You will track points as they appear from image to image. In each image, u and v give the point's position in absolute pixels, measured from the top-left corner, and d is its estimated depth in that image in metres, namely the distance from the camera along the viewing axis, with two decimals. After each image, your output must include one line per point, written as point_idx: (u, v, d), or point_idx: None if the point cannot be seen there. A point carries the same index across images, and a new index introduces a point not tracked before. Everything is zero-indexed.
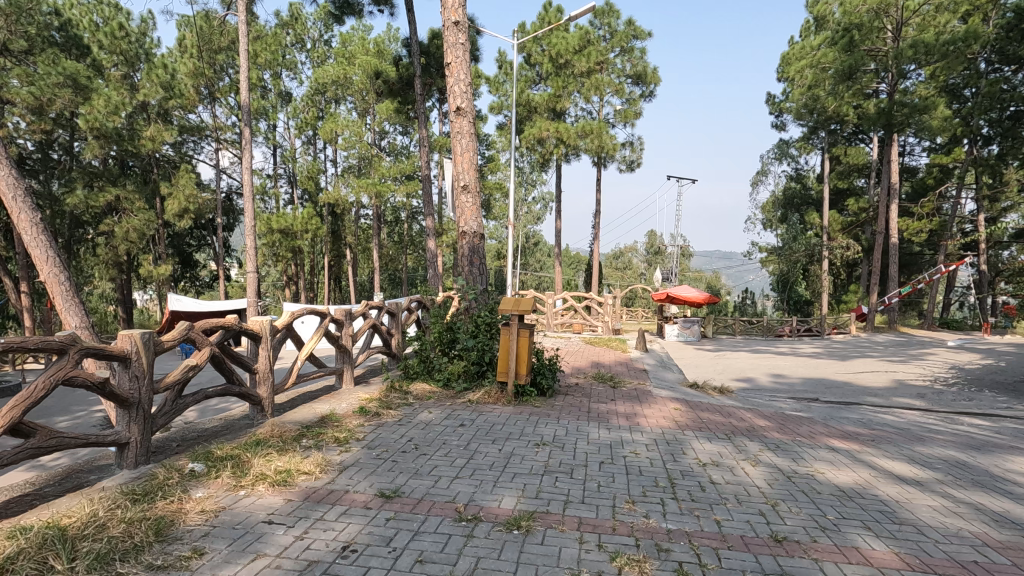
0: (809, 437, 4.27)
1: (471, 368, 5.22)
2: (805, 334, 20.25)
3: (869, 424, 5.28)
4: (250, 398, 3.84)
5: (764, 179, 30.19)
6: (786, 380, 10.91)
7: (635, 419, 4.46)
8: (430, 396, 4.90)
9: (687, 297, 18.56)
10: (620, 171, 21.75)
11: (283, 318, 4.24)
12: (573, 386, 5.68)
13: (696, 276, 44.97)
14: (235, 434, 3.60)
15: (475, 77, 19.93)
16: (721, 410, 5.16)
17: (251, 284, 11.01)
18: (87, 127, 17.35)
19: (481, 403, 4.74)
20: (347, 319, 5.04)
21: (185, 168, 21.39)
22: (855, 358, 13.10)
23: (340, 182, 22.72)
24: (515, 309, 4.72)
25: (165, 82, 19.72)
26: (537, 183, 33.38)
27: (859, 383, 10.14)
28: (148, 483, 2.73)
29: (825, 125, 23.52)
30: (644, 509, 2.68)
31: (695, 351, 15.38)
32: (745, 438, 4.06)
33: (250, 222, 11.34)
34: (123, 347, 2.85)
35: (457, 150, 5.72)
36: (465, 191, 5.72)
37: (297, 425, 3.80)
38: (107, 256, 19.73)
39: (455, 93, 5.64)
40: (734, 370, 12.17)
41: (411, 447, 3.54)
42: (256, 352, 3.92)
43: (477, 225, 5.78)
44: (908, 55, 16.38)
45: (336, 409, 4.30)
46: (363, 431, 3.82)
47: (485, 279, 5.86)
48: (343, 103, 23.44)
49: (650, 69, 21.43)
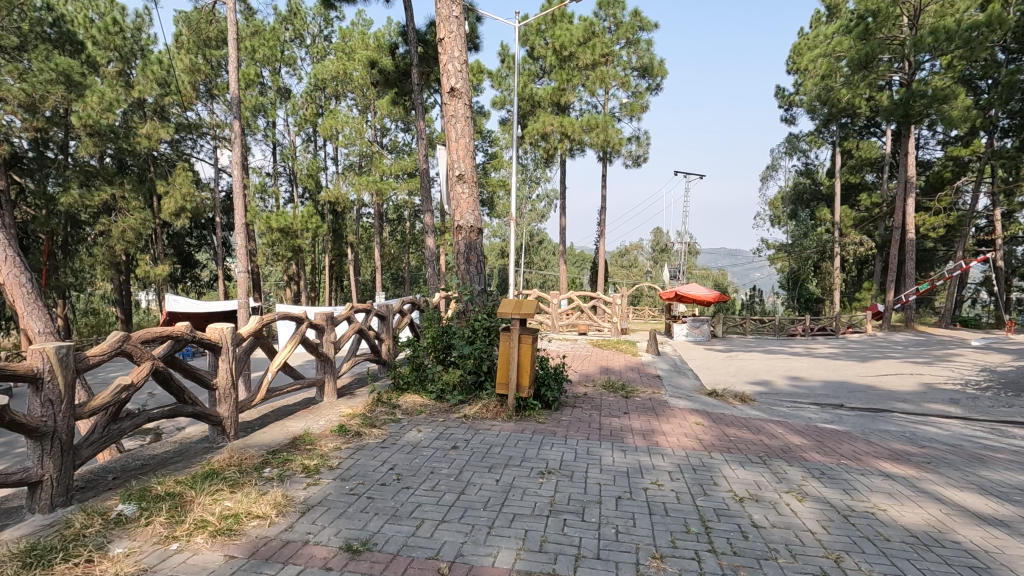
0: (856, 459, 3.70)
1: (467, 379, 4.67)
2: (818, 333, 19.57)
3: (915, 439, 4.70)
4: (209, 418, 3.32)
5: (773, 174, 29.54)
6: (805, 384, 10.33)
7: (653, 438, 3.91)
8: (420, 411, 4.37)
9: (696, 296, 17.97)
10: (627, 167, 21.15)
11: (251, 324, 3.70)
12: (581, 397, 5.14)
13: (703, 274, 44.29)
14: (185, 462, 3.07)
15: (477, 72, 19.39)
16: (747, 424, 4.59)
17: (242, 284, 10.47)
18: (81, 125, 16.93)
19: (477, 419, 4.20)
20: (330, 324, 4.51)
21: (182, 166, 20.85)
22: (875, 360, 12.49)
23: (341, 179, 22.23)
24: (517, 312, 4.18)
25: (161, 78, 19.21)
26: (542, 181, 32.79)
27: (883, 387, 9.55)
28: (56, 536, 2.19)
29: (839, 118, 22.83)
30: (675, 569, 2.12)
31: (706, 352, 14.78)
32: (783, 463, 3.49)
33: (241, 219, 10.75)
34: (32, 365, 2.32)
35: (451, 135, 5.16)
36: (460, 181, 5.16)
37: (262, 449, 3.27)
38: (104, 256, 19.25)
39: (449, 71, 5.07)
40: (749, 373, 11.59)
41: (392, 478, 3.00)
42: (214, 364, 3.37)
43: (474, 219, 5.22)
44: (927, 43, 15.50)
45: (312, 428, 3.78)
46: (338, 456, 3.29)
47: (483, 278, 5.32)
48: (344, 100, 22.96)
49: (656, 62, 20.86)
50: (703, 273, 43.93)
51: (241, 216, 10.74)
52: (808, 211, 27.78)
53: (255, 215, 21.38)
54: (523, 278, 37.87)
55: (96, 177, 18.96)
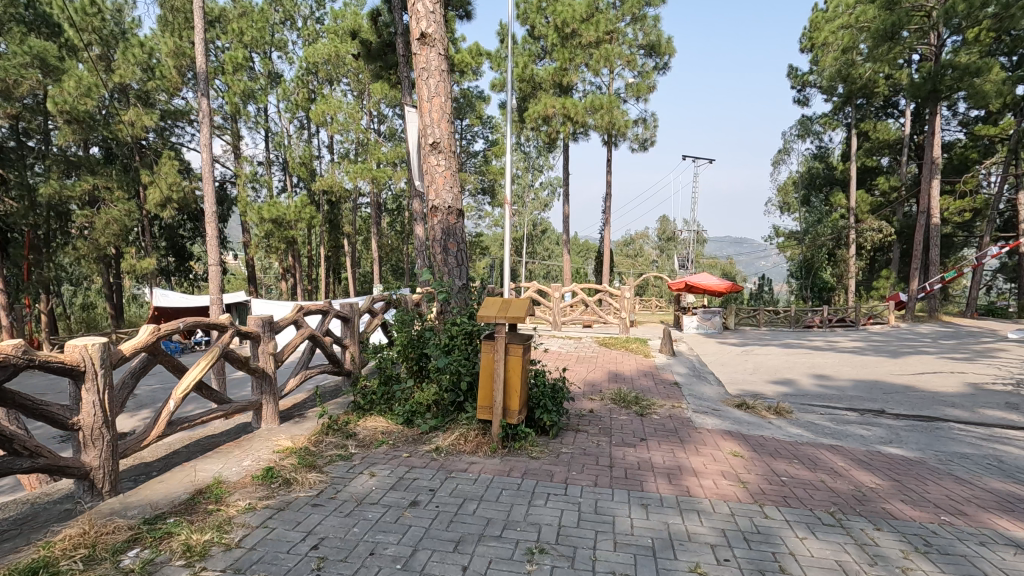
0: (961, 514, 2.74)
1: (443, 399, 3.69)
2: (837, 324, 18.51)
3: (1008, 470, 3.73)
4: (65, 472, 2.38)
5: (785, 158, 28.35)
6: (833, 384, 9.35)
7: (683, 483, 2.95)
8: (383, 442, 3.43)
9: (707, 286, 16.97)
10: (633, 150, 20.04)
11: (140, 336, 2.73)
12: (587, 416, 4.18)
13: (711, 263, 43.20)
14: (17, 540, 2.15)
15: (477, 54, 18.28)
16: (796, 453, 3.64)
17: (214, 279, 9.50)
18: (57, 110, 15.92)
19: (452, 454, 3.25)
20: (268, 331, 3.58)
21: (168, 153, 19.62)
22: (906, 355, 11.48)
23: (335, 167, 21.14)
24: (503, 317, 3.22)
25: (144, 63, 17.79)
26: (545, 169, 31.61)
27: (924, 388, 8.55)
28: None
29: (857, 97, 21.59)
30: None
31: (719, 347, 13.81)
32: (865, 523, 2.54)
33: (211, 206, 9.69)
34: None
35: (423, 93, 4.17)
36: (434, 151, 4.21)
37: (140, 517, 2.34)
38: (87, 250, 18.28)
39: (418, 13, 4.05)
40: (769, 371, 10.58)
41: (312, 566, 2.05)
42: (75, 396, 2.42)
43: (452, 198, 4.24)
44: (960, 10, 14.03)
45: (230, 473, 2.84)
46: (248, 524, 2.34)
47: (464, 270, 4.36)
48: (338, 84, 21.81)
49: (664, 39, 19.71)
50: (711, 263, 42.78)
51: (212, 202, 9.68)
52: (821, 196, 26.59)
53: (247, 207, 20.36)
54: (526, 269, 36.84)
55: (80, 167, 18.06)
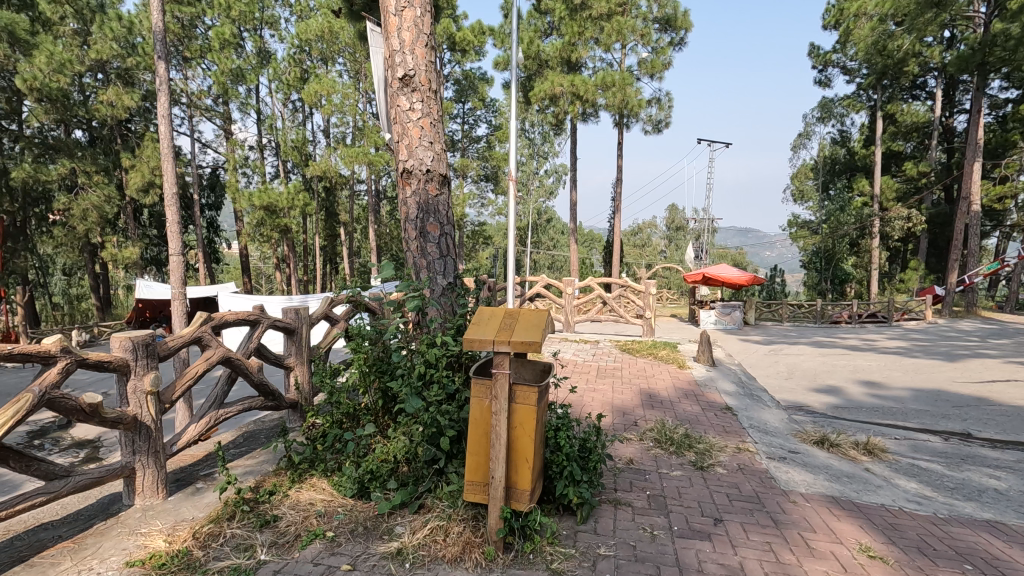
0: None
1: (417, 461, 2.43)
2: (868, 320, 17.10)
3: None
4: None
5: (804, 142, 26.78)
6: (888, 392, 8.07)
7: None
8: (320, 535, 2.18)
9: (726, 278, 15.56)
10: (647, 133, 18.53)
11: None
12: (625, 474, 2.93)
13: (721, 251, 41.70)
14: None
15: (481, 31, 16.80)
16: (962, 549, 2.34)
17: (176, 270, 8.21)
18: (26, 88, 14.24)
19: (422, 567, 1.99)
20: (143, 358, 2.32)
21: (151, 136, 17.91)
22: (962, 357, 10.14)
23: (330, 151, 19.65)
24: (506, 342, 1.93)
25: (124, 39, 15.89)
26: (550, 156, 30.12)
27: (1002, 401, 7.23)
28: None
29: (889, 76, 20.00)
30: None
31: (746, 346, 12.47)
32: None
33: (170, 186, 8.36)
34: None
35: (389, 6, 2.92)
36: (405, 89, 2.92)
37: None
38: (64, 237, 16.94)
39: None
40: (808, 376, 9.27)
41: None
42: None
43: (431, 157, 2.96)
44: None
45: None
46: None
47: (452, 266, 3.06)
48: (332, 64, 20.34)
49: (680, 12, 18.18)
50: (721, 252, 41.38)
51: (171, 182, 8.36)
52: (842, 183, 25.08)
53: (235, 192, 18.83)
54: (531, 260, 35.37)
55: (58, 151, 16.55)
